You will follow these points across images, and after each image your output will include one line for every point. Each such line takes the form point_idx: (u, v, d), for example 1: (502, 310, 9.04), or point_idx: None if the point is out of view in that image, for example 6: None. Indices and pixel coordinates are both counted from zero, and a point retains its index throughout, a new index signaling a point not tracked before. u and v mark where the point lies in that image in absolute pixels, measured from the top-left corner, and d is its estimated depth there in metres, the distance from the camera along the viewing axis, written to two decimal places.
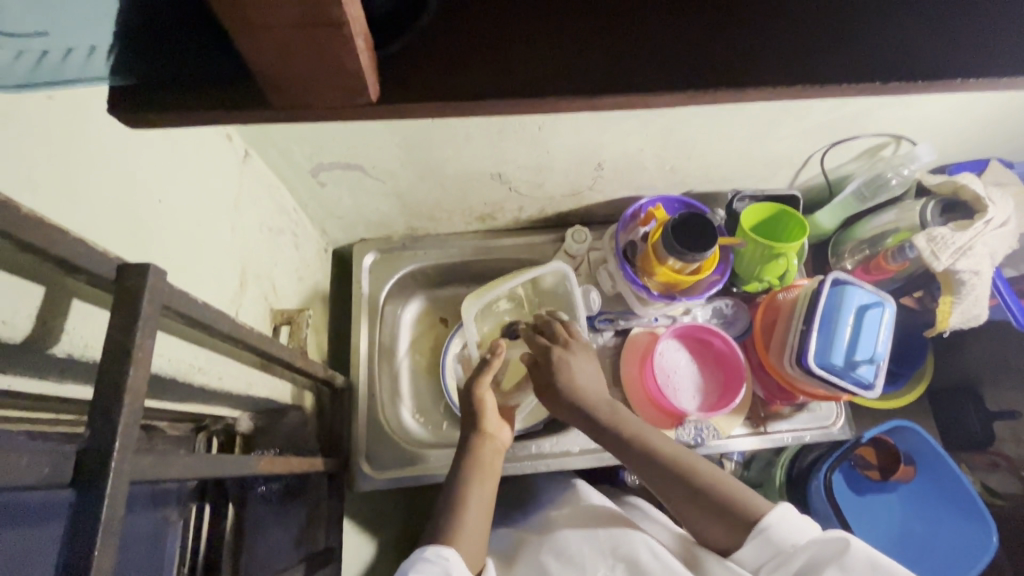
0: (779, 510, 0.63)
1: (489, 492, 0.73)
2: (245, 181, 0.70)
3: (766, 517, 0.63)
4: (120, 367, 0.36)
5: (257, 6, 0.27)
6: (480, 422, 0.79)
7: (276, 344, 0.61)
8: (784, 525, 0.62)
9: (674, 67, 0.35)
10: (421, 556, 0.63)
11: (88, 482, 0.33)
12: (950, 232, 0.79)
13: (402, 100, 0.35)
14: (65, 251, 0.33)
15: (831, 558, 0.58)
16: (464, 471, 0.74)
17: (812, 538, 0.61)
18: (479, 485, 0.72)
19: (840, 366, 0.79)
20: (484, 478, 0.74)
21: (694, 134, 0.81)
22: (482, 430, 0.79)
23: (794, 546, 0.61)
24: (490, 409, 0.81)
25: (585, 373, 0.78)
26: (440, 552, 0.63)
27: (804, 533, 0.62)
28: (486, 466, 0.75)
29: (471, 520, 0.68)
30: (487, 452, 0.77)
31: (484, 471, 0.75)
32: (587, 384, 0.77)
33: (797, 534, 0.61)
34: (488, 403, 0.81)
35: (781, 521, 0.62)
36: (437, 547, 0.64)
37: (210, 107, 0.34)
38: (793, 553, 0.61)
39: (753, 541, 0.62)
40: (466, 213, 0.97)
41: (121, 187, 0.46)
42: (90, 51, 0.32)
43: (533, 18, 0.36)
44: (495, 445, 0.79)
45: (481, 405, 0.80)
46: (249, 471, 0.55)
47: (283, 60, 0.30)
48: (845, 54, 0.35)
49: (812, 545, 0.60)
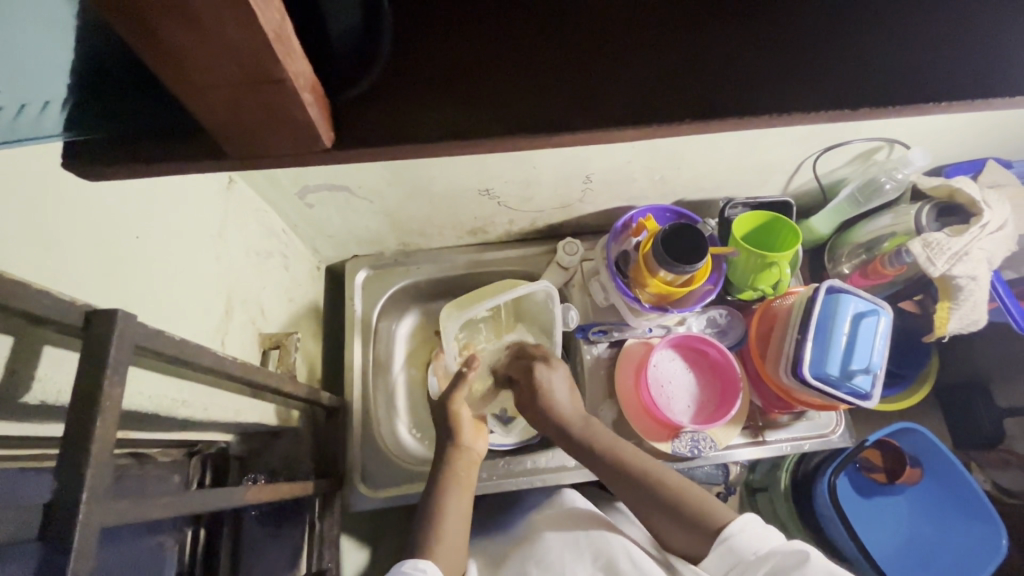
0: (743, 520, 0.64)
1: (467, 503, 0.73)
2: (229, 209, 0.69)
3: (729, 527, 0.64)
4: (88, 415, 0.35)
5: (194, 64, 0.27)
6: (456, 434, 0.80)
7: (262, 372, 0.61)
8: (746, 535, 0.62)
9: (643, 102, 0.34)
10: (399, 570, 0.63)
11: (55, 537, 0.33)
12: (946, 237, 0.77)
13: (362, 146, 0.35)
14: (29, 303, 0.33)
15: (789, 567, 0.57)
16: (441, 480, 0.75)
17: (773, 548, 0.60)
18: (457, 496, 0.73)
19: (836, 376, 0.78)
20: (463, 490, 0.74)
21: (680, 145, 0.81)
22: (457, 442, 0.79)
23: (754, 556, 0.60)
24: (466, 420, 0.81)
25: (561, 388, 0.81)
26: (417, 564, 0.63)
27: (769, 543, 0.61)
28: (463, 480, 0.75)
29: (450, 531, 0.69)
30: (463, 467, 0.77)
31: (460, 483, 0.75)
32: (563, 400, 0.80)
33: (759, 544, 0.61)
34: (464, 414, 0.82)
35: (743, 531, 0.63)
36: (416, 560, 0.64)
37: (189, 160, 0.35)
38: (755, 562, 0.60)
39: (716, 550, 0.63)
40: (456, 228, 0.97)
41: (98, 230, 0.46)
42: (43, 107, 0.33)
43: (491, 59, 0.36)
44: (470, 457, 0.78)
45: (455, 417, 0.80)
46: (236, 502, 0.55)
47: (229, 114, 0.31)
48: (816, 82, 0.34)
49: (771, 556, 0.59)
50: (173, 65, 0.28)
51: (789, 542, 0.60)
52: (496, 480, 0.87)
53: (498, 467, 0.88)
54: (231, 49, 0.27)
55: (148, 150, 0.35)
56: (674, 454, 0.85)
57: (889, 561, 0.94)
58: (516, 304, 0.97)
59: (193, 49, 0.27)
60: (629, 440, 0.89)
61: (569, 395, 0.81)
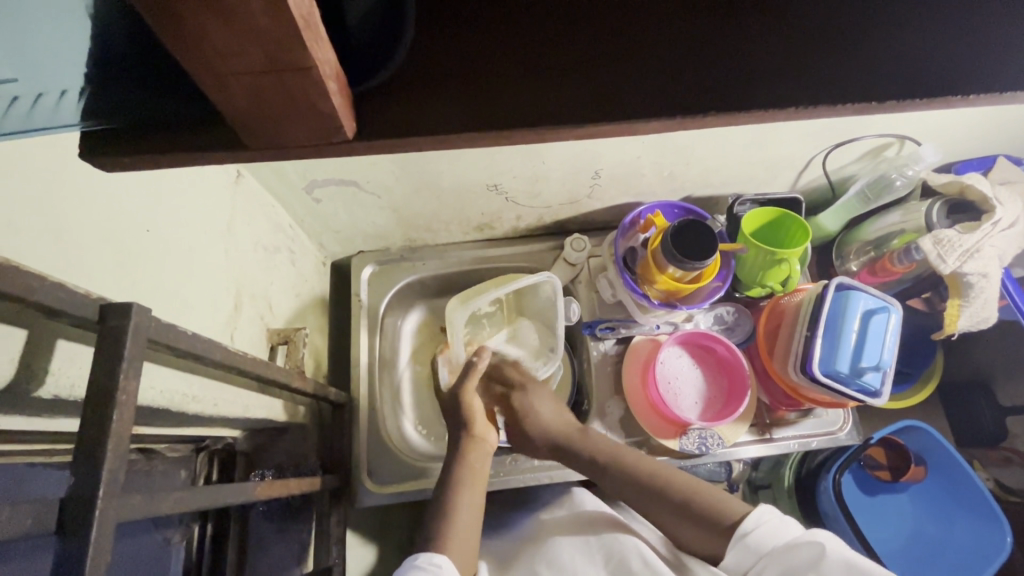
0: (756, 514, 0.63)
1: (480, 498, 0.73)
2: (237, 203, 0.69)
3: (745, 522, 0.63)
4: (104, 410, 0.35)
5: (218, 54, 0.27)
6: (470, 424, 0.79)
7: (271, 366, 0.60)
8: (761, 529, 0.62)
9: (667, 93, 0.34)
10: (415, 563, 0.62)
11: (73, 532, 0.32)
12: (958, 234, 0.77)
13: (380, 136, 0.34)
14: (44, 296, 0.32)
15: (808, 561, 0.56)
16: (454, 476, 0.74)
17: (791, 539, 0.59)
18: (470, 489, 0.72)
19: (846, 374, 0.78)
20: (475, 483, 0.73)
21: (691, 140, 0.80)
22: (472, 432, 0.79)
23: (769, 550, 0.60)
24: (479, 412, 0.81)
25: (544, 407, 0.84)
26: (433, 560, 0.62)
27: (785, 534, 0.60)
28: (477, 471, 0.75)
29: (459, 528, 0.68)
30: (476, 459, 0.76)
31: (473, 476, 0.74)
32: (549, 416, 0.83)
33: (775, 537, 0.60)
34: (476, 407, 0.81)
35: (757, 527, 0.62)
36: (430, 554, 0.63)
37: (208, 147, 0.34)
38: (770, 556, 0.59)
39: (733, 547, 0.62)
40: (464, 223, 0.97)
41: (109, 220, 0.46)
42: (60, 96, 0.34)
43: (511, 50, 0.36)
44: (483, 448, 0.78)
45: (470, 407, 0.80)
46: (246, 497, 0.55)
47: (253, 107, 0.31)
48: (841, 73, 0.34)
49: (787, 549, 0.59)
50: (197, 52, 0.27)
51: (807, 533, 0.59)
52: (504, 477, 0.86)
53: (505, 463, 0.87)
54: (255, 37, 0.26)
55: (164, 138, 0.35)
56: (681, 451, 0.85)
57: (894, 558, 0.94)
58: (517, 297, 0.97)
59: (219, 38, 0.26)
60: (636, 437, 0.88)
61: (552, 410, 0.84)
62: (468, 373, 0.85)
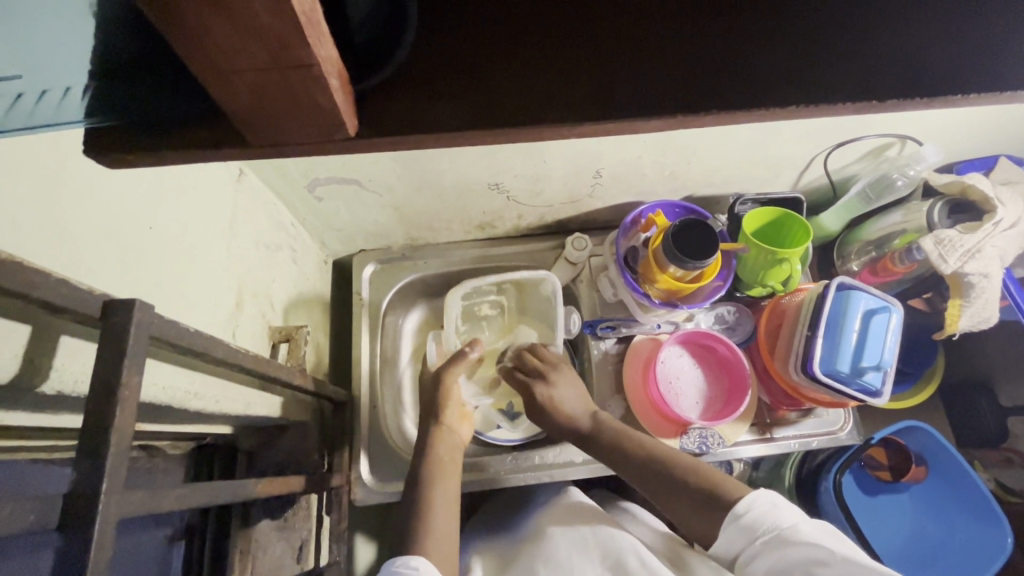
0: (753, 497, 0.62)
1: (454, 487, 0.73)
2: (239, 201, 0.69)
3: (739, 505, 0.62)
4: (107, 406, 0.35)
5: (222, 51, 0.27)
6: (440, 413, 0.81)
7: (273, 364, 0.60)
8: (755, 512, 0.61)
9: (669, 92, 0.34)
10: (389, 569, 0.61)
11: (75, 528, 0.33)
12: (959, 234, 0.77)
13: (381, 134, 0.35)
14: (48, 293, 0.33)
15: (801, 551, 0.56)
16: (425, 463, 0.75)
17: (785, 526, 0.58)
18: (442, 480, 0.73)
19: (847, 373, 0.78)
20: (446, 473, 0.74)
21: (693, 140, 0.80)
22: (439, 421, 0.80)
23: (762, 534, 0.59)
24: (454, 401, 0.83)
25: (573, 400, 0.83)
26: (409, 562, 0.61)
27: (779, 518, 0.59)
28: (447, 461, 0.76)
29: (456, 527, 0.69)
30: (446, 450, 0.77)
31: (442, 465, 0.75)
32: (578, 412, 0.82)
33: (769, 521, 0.60)
34: (451, 396, 0.83)
35: (752, 511, 0.61)
36: (407, 557, 0.62)
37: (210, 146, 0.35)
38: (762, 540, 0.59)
39: (725, 528, 0.62)
40: (465, 222, 0.97)
41: (112, 218, 0.46)
42: (65, 93, 0.33)
43: (513, 48, 0.36)
44: (452, 440, 0.79)
45: (445, 396, 0.82)
46: (247, 495, 0.55)
47: (256, 105, 0.31)
48: (843, 72, 0.34)
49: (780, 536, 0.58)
50: (201, 50, 0.27)
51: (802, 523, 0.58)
52: (504, 475, 0.87)
53: (506, 462, 0.88)
54: (259, 35, 0.26)
55: (166, 136, 0.35)
56: (682, 450, 0.85)
57: (894, 559, 0.94)
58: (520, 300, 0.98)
59: (221, 35, 0.26)
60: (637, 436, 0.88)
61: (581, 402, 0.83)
62: (450, 360, 0.86)
